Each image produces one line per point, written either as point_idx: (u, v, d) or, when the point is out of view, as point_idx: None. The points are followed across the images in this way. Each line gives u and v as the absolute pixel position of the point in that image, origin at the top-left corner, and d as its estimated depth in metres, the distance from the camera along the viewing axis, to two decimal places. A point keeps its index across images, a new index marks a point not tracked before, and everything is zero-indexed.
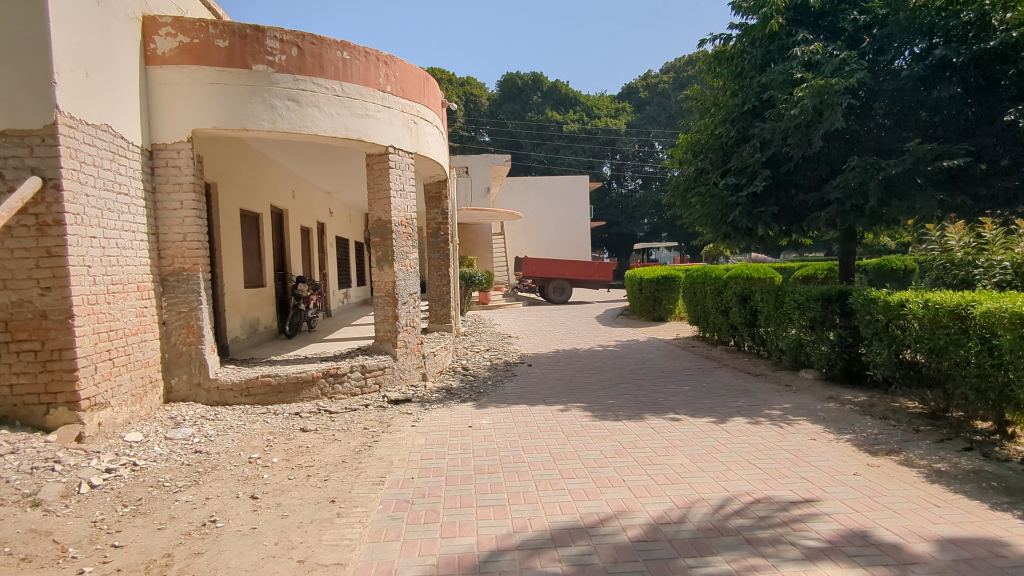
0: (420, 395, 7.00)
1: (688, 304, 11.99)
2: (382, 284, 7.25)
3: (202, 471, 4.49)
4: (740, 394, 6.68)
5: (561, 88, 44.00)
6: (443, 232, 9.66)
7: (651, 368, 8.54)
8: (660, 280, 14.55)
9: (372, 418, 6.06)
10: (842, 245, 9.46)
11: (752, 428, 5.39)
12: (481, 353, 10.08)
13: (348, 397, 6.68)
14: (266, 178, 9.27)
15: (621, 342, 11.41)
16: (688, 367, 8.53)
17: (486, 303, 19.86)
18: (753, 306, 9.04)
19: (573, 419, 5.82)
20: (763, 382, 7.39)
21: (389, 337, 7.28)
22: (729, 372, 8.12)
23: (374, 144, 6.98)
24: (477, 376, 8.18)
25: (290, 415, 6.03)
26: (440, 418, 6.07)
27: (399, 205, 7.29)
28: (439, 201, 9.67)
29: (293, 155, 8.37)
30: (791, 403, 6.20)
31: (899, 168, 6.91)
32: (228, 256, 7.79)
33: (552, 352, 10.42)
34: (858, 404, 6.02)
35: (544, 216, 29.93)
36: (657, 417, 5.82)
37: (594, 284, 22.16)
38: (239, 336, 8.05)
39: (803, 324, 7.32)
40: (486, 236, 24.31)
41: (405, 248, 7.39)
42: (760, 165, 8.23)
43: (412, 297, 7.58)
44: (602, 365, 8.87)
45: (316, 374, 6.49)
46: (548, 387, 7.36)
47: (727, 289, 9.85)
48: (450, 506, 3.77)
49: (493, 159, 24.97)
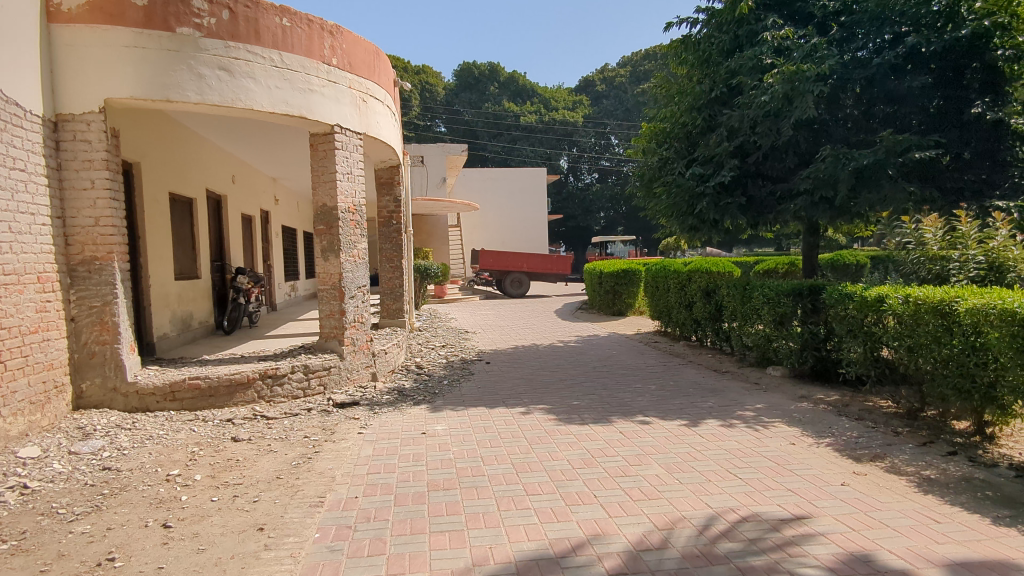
0: (369, 397, 6.44)
1: (649, 298, 11.74)
2: (327, 276, 6.64)
3: (108, 493, 3.84)
4: (709, 394, 6.37)
5: (519, 79, 43.51)
6: (396, 220, 9.07)
7: (615, 365, 8.18)
8: (620, 274, 14.27)
9: (314, 425, 5.47)
10: (806, 239, 9.32)
11: (727, 432, 5.06)
12: (437, 350, 9.54)
13: (288, 400, 6.06)
14: (200, 159, 8.47)
15: (582, 338, 11.06)
16: (652, 363, 8.22)
17: (441, 297, 19.27)
18: (718, 301, 8.79)
19: (536, 423, 5.38)
20: (731, 380, 7.12)
21: (335, 334, 6.68)
22: (695, 369, 7.83)
23: (318, 122, 6.34)
24: (432, 376, 7.66)
25: (221, 423, 5.38)
26: (390, 423, 5.54)
27: (347, 190, 6.69)
28: (392, 187, 9.07)
29: (230, 133, 7.63)
30: (762, 403, 5.92)
31: (869, 159, 6.71)
32: (154, 244, 7.01)
33: (511, 348, 9.97)
34: (831, 404, 5.78)
35: (501, 208, 29.46)
36: (626, 420, 5.44)
37: (552, 278, 21.85)
38: (167, 332, 7.28)
39: (771, 320, 7.07)
40: (441, 227, 23.66)
41: (353, 237, 6.78)
42: (727, 155, 7.94)
43: (361, 290, 6.99)
44: (564, 362, 8.48)
45: (252, 375, 5.85)
46: (507, 387, 6.90)
47: (691, 284, 9.58)
48: (400, 533, 3.27)
49: (449, 148, 24.34)
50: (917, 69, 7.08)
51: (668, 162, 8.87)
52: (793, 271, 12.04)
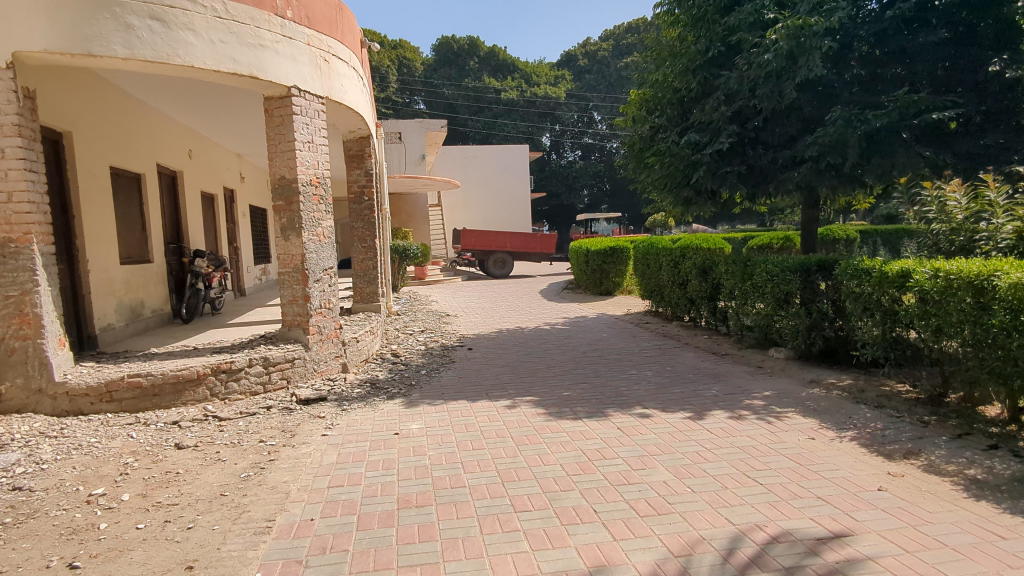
0: (338, 392, 5.81)
1: (639, 276, 11.20)
2: (288, 258, 5.95)
3: (12, 521, 3.20)
4: (711, 381, 5.83)
5: (499, 54, 42.33)
6: (367, 197, 8.36)
7: (606, 349, 7.63)
8: (608, 252, 13.69)
9: (273, 426, 4.83)
10: (805, 212, 8.80)
11: (737, 425, 4.53)
12: (415, 336, 8.91)
13: (245, 398, 5.41)
14: (147, 130, 7.67)
15: (570, 319, 10.49)
16: (646, 347, 7.68)
17: (422, 278, 18.58)
18: (715, 279, 8.26)
19: (523, 418, 4.80)
20: (733, 364, 6.60)
21: (298, 322, 6.02)
22: (692, 352, 7.31)
23: (272, 83, 5.61)
24: (409, 365, 7.04)
25: (165, 427, 4.73)
26: (359, 422, 4.92)
27: (307, 160, 5.98)
28: (362, 160, 8.34)
29: (176, 98, 6.85)
30: (771, 390, 5.39)
31: (883, 121, 6.14)
32: (93, 224, 6.25)
33: (495, 332, 9.38)
34: (845, 391, 5.27)
35: (483, 186, 28.67)
36: (623, 413, 4.88)
37: (536, 257, 21.23)
38: (112, 323, 6.55)
39: (775, 299, 6.54)
40: (421, 207, 22.85)
41: (316, 214, 6.09)
42: (725, 120, 7.33)
43: (328, 273, 6.32)
44: (551, 347, 7.90)
45: (202, 371, 5.18)
46: (491, 377, 6.31)
47: (685, 262, 9.04)
48: (361, 569, 2.68)
49: (427, 124, 23.46)
50: (931, 23, 6.49)
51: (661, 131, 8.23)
52: (788, 246, 11.53)
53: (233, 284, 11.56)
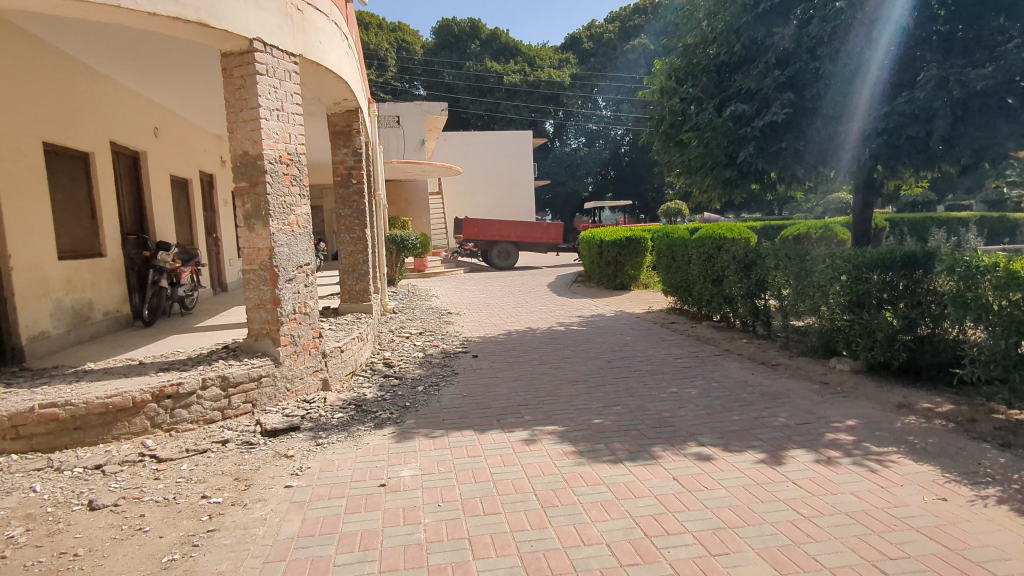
0: (315, 418, 4.72)
1: (661, 270, 10.09)
2: (254, 252, 4.86)
3: None
4: (772, 405, 4.73)
5: (502, 36, 40.92)
6: (355, 179, 7.26)
7: (634, 356, 6.56)
8: (623, 243, 12.56)
9: (224, 471, 3.75)
10: (859, 197, 7.78)
11: (831, 473, 3.43)
12: (412, 341, 7.81)
13: (196, 429, 4.33)
14: (96, 100, 6.58)
15: (585, 319, 9.39)
16: (680, 354, 6.59)
17: (422, 271, 17.49)
18: (761, 276, 7.16)
19: (547, 461, 3.71)
20: (791, 379, 5.50)
21: (267, 332, 4.94)
22: (737, 363, 6.21)
23: (228, 34, 4.47)
24: (404, 379, 5.94)
25: (83, 474, 3.66)
26: (335, 464, 3.85)
27: (275, 132, 4.86)
28: (349, 136, 7.23)
29: (123, 54, 5.75)
30: (855, 419, 4.29)
31: (983, 84, 5.04)
32: (17, 211, 5.16)
33: (502, 334, 8.30)
34: (952, 421, 4.17)
35: (486, 173, 27.49)
36: (675, 454, 3.78)
37: (543, 248, 20.08)
38: (45, 331, 5.46)
39: (842, 300, 5.45)
40: (420, 195, 21.68)
41: (287, 198, 4.98)
42: (776, 88, 6.24)
43: (304, 271, 5.22)
44: (569, 353, 6.82)
45: (140, 397, 4.09)
46: (503, 397, 5.20)
47: (722, 255, 7.94)
48: None
49: (428, 107, 22.36)
50: None
51: (695, 104, 7.13)
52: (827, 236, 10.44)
53: (212, 279, 10.47)
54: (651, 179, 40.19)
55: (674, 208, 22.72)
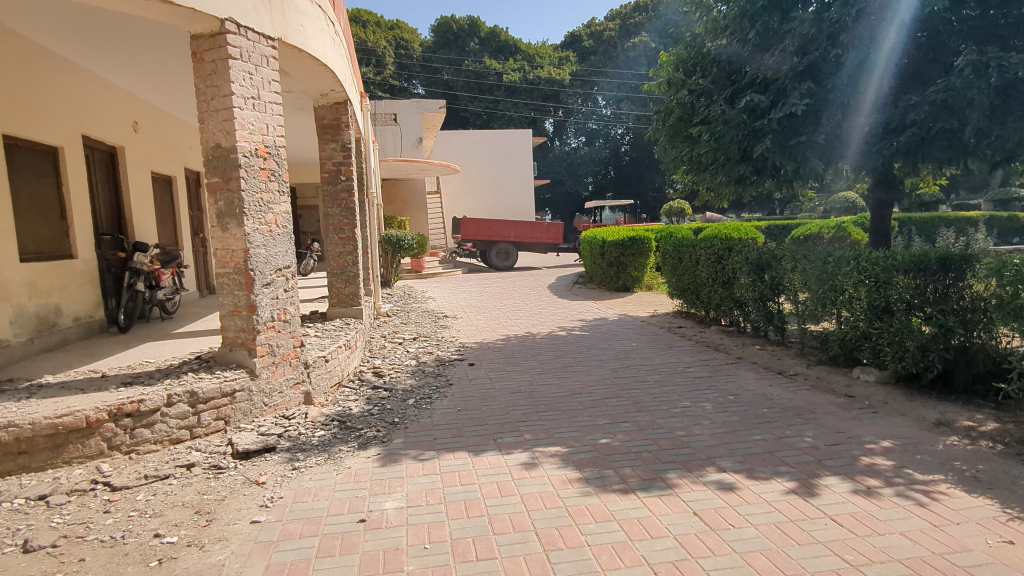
0: (293, 436, 4.29)
1: (667, 271, 9.66)
2: (227, 254, 4.42)
3: None
4: (796, 422, 4.30)
5: (501, 34, 40.46)
6: (344, 176, 6.83)
7: (641, 365, 6.13)
8: (626, 244, 12.15)
9: (185, 502, 3.32)
10: (875, 195, 7.43)
11: (874, 507, 3.01)
12: (404, 347, 7.36)
13: (160, 451, 3.91)
14: (65, 91, 6.16)
15: (587, 323, 8.96)
16: (690, 363, 6.17)
17: (419, 271, 17.06)
18: (775, 278, 6.74)
19: (549, 492, 3.29)
20: (812, 392, 5.08)
21: (241, 342, 4.51)
22: (753, 372, 5.78)
23: (195, 13, 4.04)
24: (393, 391, 5.50)
25: (25, 506, 3.24)
26: (311, 493, 3.42)
27: (250, 122, 4.42)
28: (337, 130, 6.81)
29: (92, 39, 5.35)
30: (891, 440, 3.87)
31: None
32: None
33: (501, 339, 7.88)
34: (1001, 442, 3.75)
35: (484, 172, 27.07)
36: (694, 483, 3.35)
37: (543, 248, 19.66)
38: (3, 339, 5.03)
39: (868, 305, 5.03)
40: (418, 194, 21.26)
41: (264, 196, 4.56)
42: (794, 78, 5.88)
43: (283, 275, 4.79)
44: (571, 361, 6.40)
45: (96, 416, 3.66)
46: (500, 411, 4.76)
47: (733, 256, 7.52)
48: None
49: (426, 105, 21.89)
50: None
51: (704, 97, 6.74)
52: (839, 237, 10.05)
53: (199, 281, 10.07)
54: (651, 179, 39.79)
55: (677, 207, 22.30)
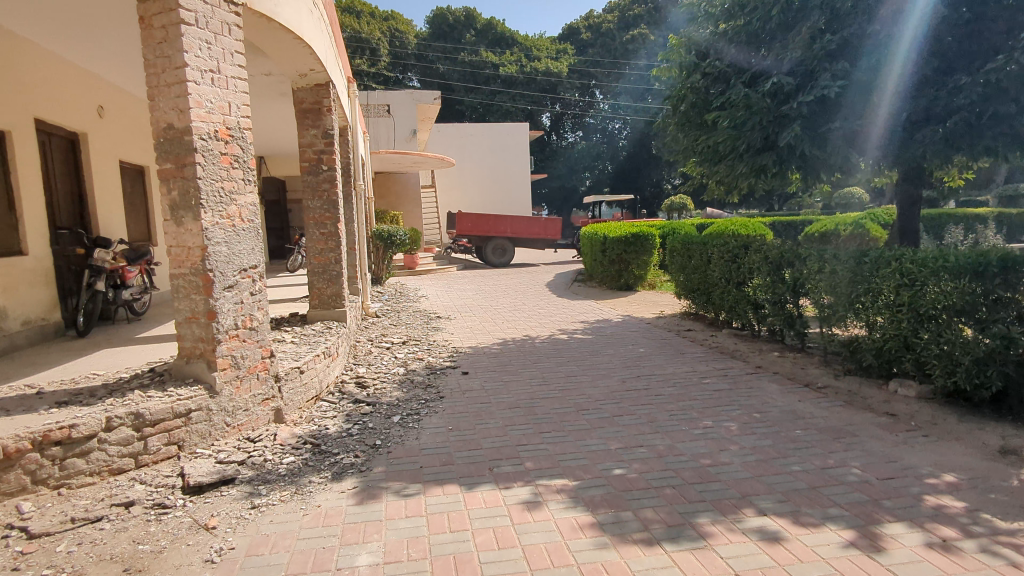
0: (257, 463, 3.70)
1: (674, 270, 9.08)
2: (183, 251, 3.85)
3: None
4: (838, 448, 3.73)
5: (497, 25, 39.68)
6: (327, 166, 6.23)
7: (652, 375, 5.56)
8: (628, 240, 11.58)
9: (115, 555, 2.73)
10: (902, 189, 6.90)
11: (957, 568, 2.45)
12: (391, 353, 6.77)
13: (96, 485, 3.31)
14: (17, 70, 5.54)
15: (590, 325, 8.38)
16: (706, 372, 5.60)
17: (412, 268, 16.41)
18: (796, 279, 6.17)
19: (557, 543, 2.71)
20: (848, 409, 4.51)
21: (199, 353, 3.92)
22: (777, 385, 5.21)
23: None
24: (377, 405, 4.92)
25: None
26: (269, 542, 2.84)
27: (208, 99, 3.80)
28: (319, 114, 6.19)
29: (40, 9, 4.74)
30: (954, 473, 3.31)
31: None
32: None
33: (497, 343, 7.30)
34: None
35: (480, 166, 26.44)
36: (731, 532, 2.78)
37: (540, 245, 19.07)
38: None
39: (912, 312, 4.46)
40: (412, 188, 20.62)
41: (227, 185, 3.96)
42: (825, 58, 5.46)
43: (250, 275, 4.19)
44: (575, 371, 5.82)
45: (16, 446, 3.06)
46: (498, 433, 4.19)
47: (749, 255, 6.95)
48: None
49: (419, 96, 21.12)
50: None
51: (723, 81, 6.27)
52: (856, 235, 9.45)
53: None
54: (649, 174, 39.22)
55: (678, 202, 21.77)
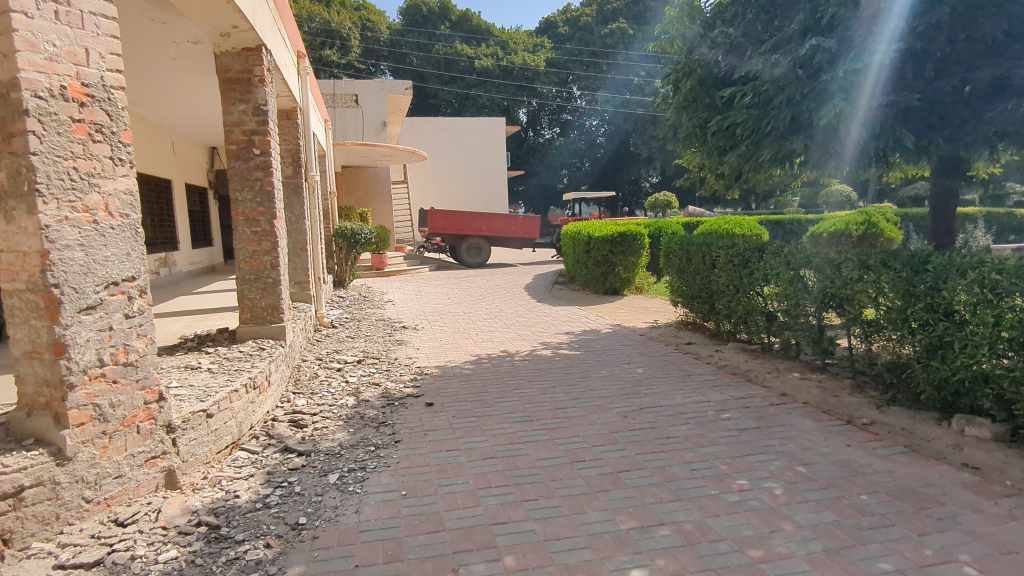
0: (119, 566, 2.57)
1: (669, 274, 8.10)
2: (16, 259, 2.67)
3: None
4: (928, 528, 2.75)
5: (472, 17, 38.42)
6: (258, 150, 5.07)
7: (659, 408, 4.54)
8: (615, 240, 10.59)
9: None
10: (939, 182, 6.01)
11: None
12: (342, 376, 5.62)
13: None
14: None
15: (575, 338, 7.35)
16: (724, 404, 4.60)
17: (380, 268, 15.17)
18: (823, 289, 5.20)
19: None
20: (913, 459, 3.55)
21: (41, 403, 2.75)
22: (813, 421, 4.23)
23: None
24: (312, 455, 3.80)
25: None
26: None
27: (48, 41, 2.66)
28: (249, 86, 5.03)
29: None
30: None
31: None
32: None
33: (470, 362, 6.23)
34: None
35: (454, 162, 25.28)
36: None
37: (517, 244, 18.03)
38: None
39: (994, 334, 3.52)
40: (382, 183, 19.39)
41: (83, 166, 2.80)
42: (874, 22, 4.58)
43: (127, 292, 3.03)
44: (564, 401, 4.76)
45: None
46: (468, 502, 3.13)
47: (764, 260, 5.99)
48: None
49: (390, 86, 19.92)
50: None
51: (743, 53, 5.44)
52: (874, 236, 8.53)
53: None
54: (628, 172, 38.44)
55: (661, 200, 20.93)
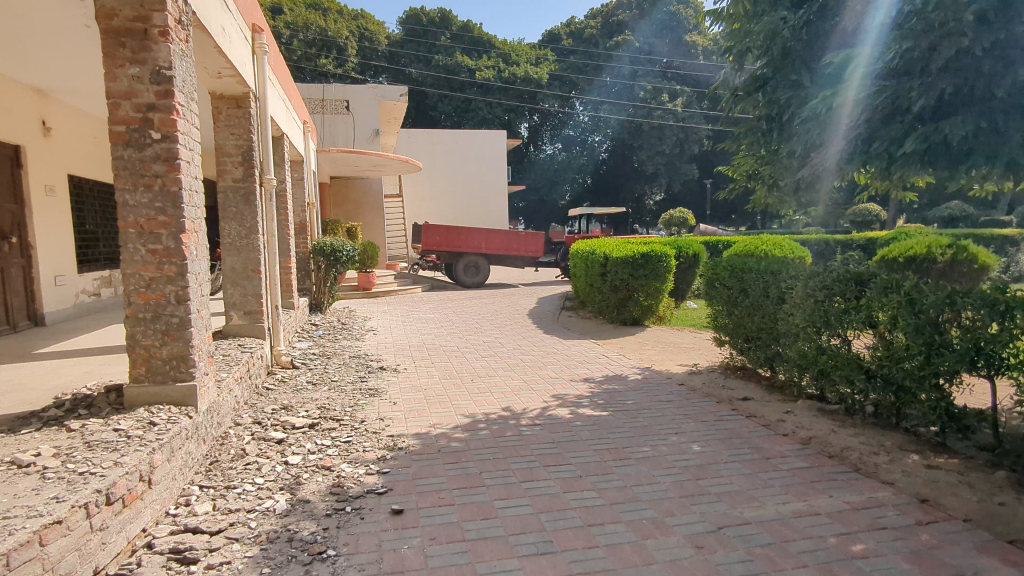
0: None
1: (713, 307, 6.50)
2: None
3: None
4: None
5: (474, 29, 37.34)
6: (158, 133, 3.52)
7: (747, 529, 2.97)
8: (636, 261, 9.04)
9: None
10: None
11: None
12: (281, 456, 3.98)
13: None
14: None
15: (598, 388, 5.77)
16: (843, 522, 3.03)
17: (367, 289, 13.62)
18: (972, 341, 3.61)
19: None
20: None
21: None
22: (1001, 563, 2.66)
23: None
24: None
25: None
26: None
27: None
28: (145, 41, 3.48)
29: None
30: None
31: None
32: None
33: (462, 426, 4.64)
34: None
35: (453, 175, 23.84)
36: None
37: (519, 263, 16.51)
38: None
39: None
40: (375, 196, 17.90)
41: None
42: None
43: None
44: (600, 512, 3.17)
45: None
46: None
47: (865, 297, 4.39)
48: None
49: (384, 91, 18.47)
50: None
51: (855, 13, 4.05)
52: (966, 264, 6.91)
53: (18, 314, 7.06)
54: (633, 189, 37.10)
55: (678, 217, 19.51)
